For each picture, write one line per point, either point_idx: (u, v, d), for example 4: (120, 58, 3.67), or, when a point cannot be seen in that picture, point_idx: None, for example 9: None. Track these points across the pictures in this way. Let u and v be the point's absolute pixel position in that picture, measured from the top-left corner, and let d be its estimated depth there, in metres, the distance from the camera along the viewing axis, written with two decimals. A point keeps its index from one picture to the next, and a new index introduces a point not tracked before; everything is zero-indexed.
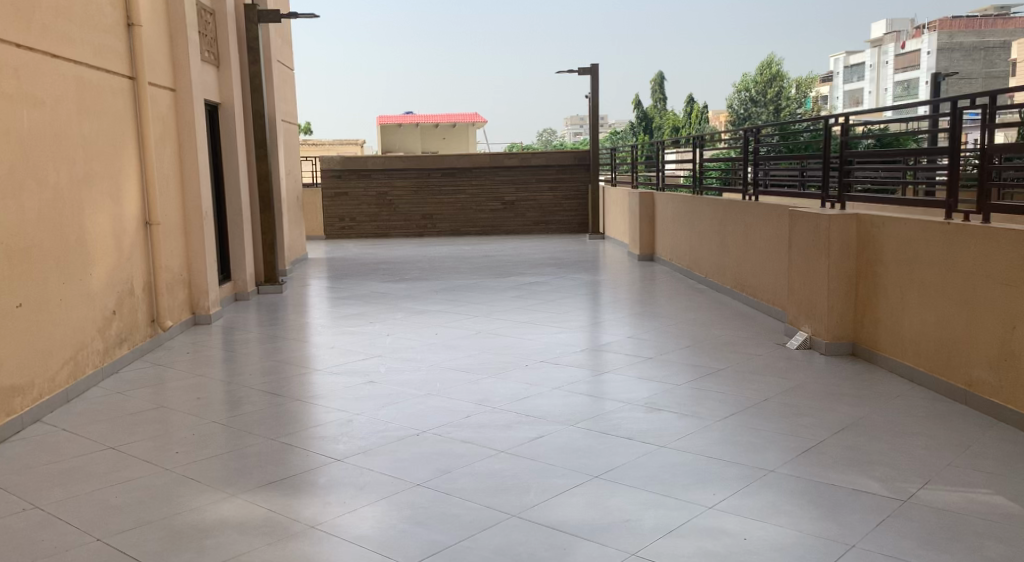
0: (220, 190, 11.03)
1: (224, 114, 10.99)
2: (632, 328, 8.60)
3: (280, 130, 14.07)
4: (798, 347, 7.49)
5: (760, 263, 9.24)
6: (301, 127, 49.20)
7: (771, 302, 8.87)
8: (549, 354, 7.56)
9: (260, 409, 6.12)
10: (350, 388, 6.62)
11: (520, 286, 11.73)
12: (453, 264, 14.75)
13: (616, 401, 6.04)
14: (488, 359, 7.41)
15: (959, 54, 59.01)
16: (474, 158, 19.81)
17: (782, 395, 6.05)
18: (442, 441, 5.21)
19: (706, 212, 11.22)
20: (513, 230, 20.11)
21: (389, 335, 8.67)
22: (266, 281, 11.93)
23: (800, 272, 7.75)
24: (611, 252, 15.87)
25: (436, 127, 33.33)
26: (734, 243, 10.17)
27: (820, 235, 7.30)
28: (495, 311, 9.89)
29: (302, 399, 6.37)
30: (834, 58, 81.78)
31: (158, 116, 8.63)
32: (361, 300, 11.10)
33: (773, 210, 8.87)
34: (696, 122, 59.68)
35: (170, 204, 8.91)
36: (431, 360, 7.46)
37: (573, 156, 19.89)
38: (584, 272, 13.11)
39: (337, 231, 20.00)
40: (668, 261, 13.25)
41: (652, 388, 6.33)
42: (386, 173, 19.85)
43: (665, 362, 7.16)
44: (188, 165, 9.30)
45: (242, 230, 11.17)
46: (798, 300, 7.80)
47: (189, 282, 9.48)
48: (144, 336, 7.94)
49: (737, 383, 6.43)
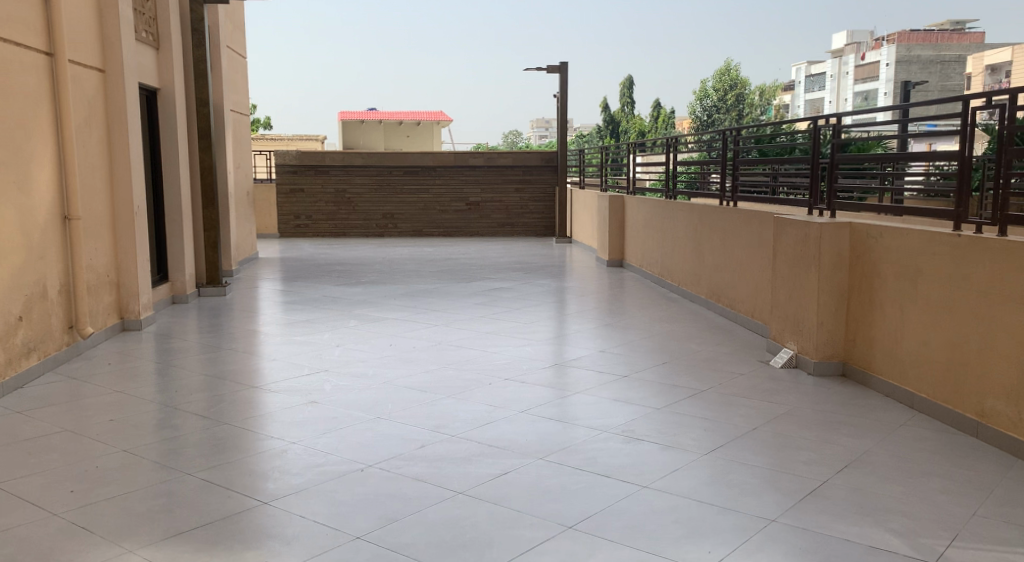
0: (157, 185, 10.22)
1: (162, 101, 10.17)
2: (603, 341, 7.96)
3: (228, 122, 13.24)
4: (783, 366, 6.86)
5: (740, 272, 8.59)
6: (262, 123, 48.07)
7: (752, 315, 8.25)
8: (515, 371, 6.86)
9: (180, 434, 5.37)
10: (287, 410, 5.85)
11: (484, 293, 11.02)
12: (413, 266, 13.99)
13: (591, 428, 5.36)
14: (447, 376, 6.69)
15: (917, 66, 59.66)
16: (438, 156, 19.04)
17: (775, 424, 5.41)
18: (390, 479, 4.50)
19: (680, 217, 10.58)
20: (477, 232, 19.39)
21: (339, 346, 7.90)
22: (207, 282, 11.12)
23: (785, 284, 7.10)
24: (579, 257, 15.22)
25: (400, 124, 32.44)
26: (710, 250, 9.54)
27: (810, 245, 6.65)
28: (456, 319, 9.18)
29: (232, 422, 5.61)
30: (797, 66, 82.20)
31: (83, 99, 7.86)
32: (312, 305, 10.32)
33: (755, 215, 8.22)
34: (662, 127, 59.45)
35: (97, 197, 8.16)
36: (383, 376, 6.74)
37: (541, 156, 19.20)
38: (551, 279, 12.42)
39: (293, 229, 19.13)
40: (639, 268, 12.62)
41: (630, 414, 5.65)
42: (345, 170, 19.05)
43: (641, 381, 6.51)
44: (119, 155, 8.51)
45: (181, 227, 10.37)
46: (782, 314, 7.16)
47: (118, 284, 8.68)
48: (58, 345, 7.28)
49: (724, 407, 5.78)
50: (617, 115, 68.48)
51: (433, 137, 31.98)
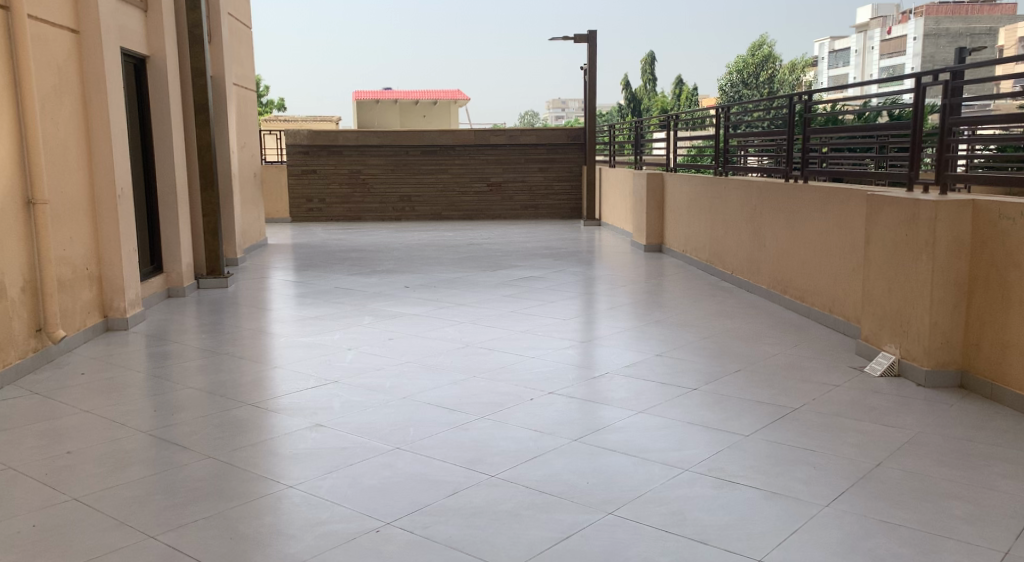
0: (148, 164, 9.15)
1: (152, 71, 9.07)
2: (659, 342, 6.81)
3: (231, 98, 12.08)
4: (883, 374, 5.70)
5: (816, 258, 7.40)
6: (278, 104, 47.05)
7: (833, 310, 7.06)
8: (558, 382, 5.71)
9: (150, 472, 4.28)
10: (284, 437, 4.74)
11: (514, 283, 9.88)
12: (433, 253, 12.85)
13: (667, 465, 4.21)
14: (478, 390, 5.55)
15: (946, 40, 58.15)
16: (457, 135, 17.85)
17: (902, 456, 4.26)
18: (417, 546, 3.42)
19: (736, 195, 9.38)
20: (499, 215, 18.25)
21: (350, 349, 6.78)
22: (208, 274, 10.06)
23: (882, 273, 5.92)
24: (610, 241, 14.09)
25: (416, 103, 31.13)
26: (773, 234, 8.37)
27: (921, 227, 5.47)
28: (485, 315, 8.05)
29: (216, 453, 4.52)
30: (820, 42, 80.32)
31: (50, 63, 6.76)
32: (323, 298, 9.21)
33: (837, 192, 7.03)
34: (686, 104, 58.04)
35: (71, 179, 7.08)
36: (404, 389, 5.61)
37: (567, 133, 17.97)
38: (583, 266, 11.25)
39: (305, 213, 18.04)
40: (682, 253, 11.44)
41: (712, 443, 4.50)
42: (360, 150, 17.89)
43: (716, 395, 5.36)
44: (97, 129, 7.40)
45: (176, 212, 9.28)
46: (877, 311, 5.98)
47: (100, 278, 7.61)
48: (24, 352, 6.23)
49: (827, 432, 4.62)
50: (638, 92, 66.89)
51: (452, 117, 30.90)
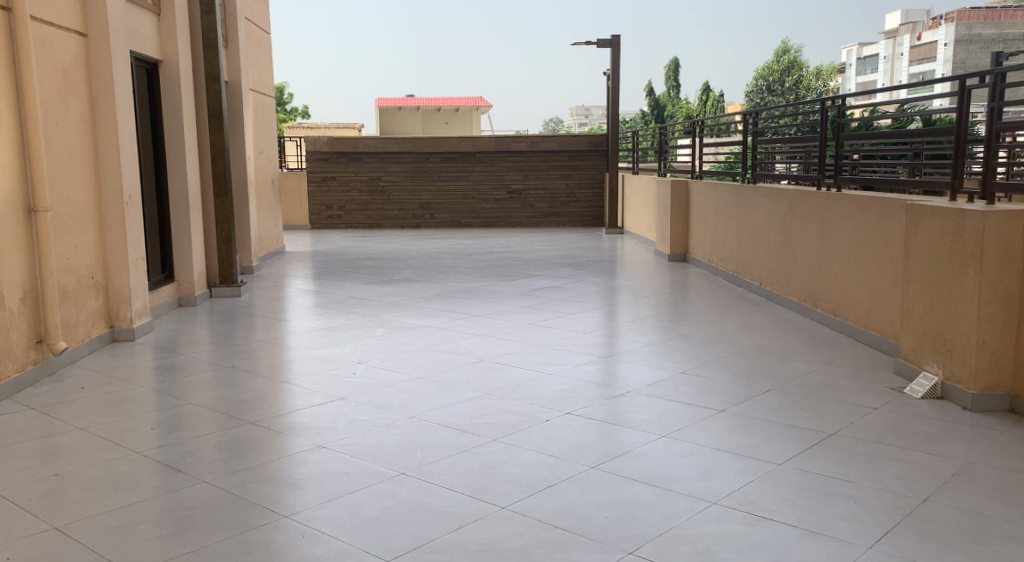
0: (159, 170, 8.95)
1: (165, 75, 8.87)
2: (684, 358, 6.48)
3: (248, 102, 11.86)
4: (924, 397, 5.35)
5: (850, 271, 7.05)
6: (301, 111, 47.02)
7: (869, 325, 6.71)
8: (577, 402, 5.40)
9: (139, 498, 4.01)
10: (283, 460, 4.46)
11: (533, 293, 9.57)
12: (452, 261, 12.58)
13: (694, 498, 3.89)
14: (491, 410, 5.24)
15: (977, 46, 57.36)
16: (478, 142, 17.59)
17: (950, 491, 3.92)
18: None
19: (764, 203, 9.02)
20: (520, 222, 17.97)
21: (360, 363, 6.50)
22: (221, 282, 9.82)
23: (922, 289, 5.58)
24: (632, 249, 13.76)
25: (437, 111, 30.92)
26: (804, 245, 8.01)
27: (967, 240, 5.14)
28: (502, 327, 7.75)
29: (210, 477, 4.25)
30: (848, 48, 79.50)
31: (55, 65, 6.54)
32: (337, 308, 8.95)
33: (874, 201, 6.68)
34: (711, 111, 57.50)
35: (76, 185, 6.86)
36: (413, 407, 5.32)
37: (590, 139, 17.66)
38: (605, 276, 10.93)
39: (324, 220, 17.82)
40: (706, 263, 11.09)
41: (741, 472, 4.18)
42: (380, 156, 17.66)
43: (745, 418, 5.03)
44: (105, 135, 7.18)
45: (188, 219, 9.06)
46: (917, 328, 5.64)
47: (107, 287, 7.38)
48: (22, 364, 6.01)
49: (866, 461, 4.28)
50: (663, 99, 66.41)
51: (474, 123, 30.65)
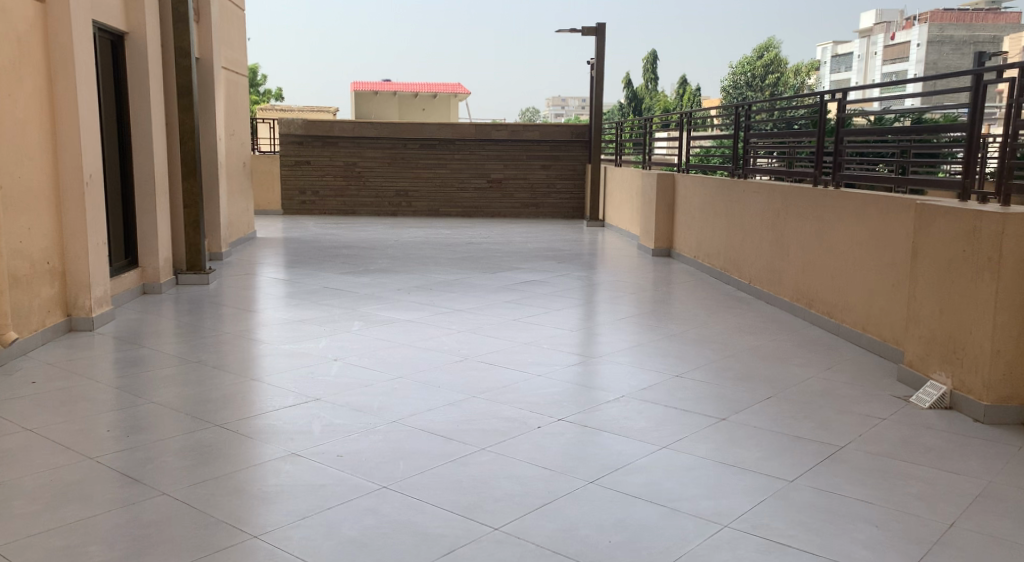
0: (123, 149, 8.48)
1: (131, 49, 8.39)
2: (677, 360, 6.17)
3: (220, 82, 11.39)
4: (933, 407, 5.07)
5: (848, 272, 6.76)
6: (276, 94, 46.22)
7: (869, 328, 6.43)
8: (568, 407, 5.06)
9: (90, 513, 3.65)
10: (250, 469, 4.09)
11: (516, 287, 9.22)
12: (429, 251, 12.19)
13: (702, 520, 3.57)
14: (478, 414, 4.89)
15: (950, 47, 57.51)
16: (457, 129, 17.18)
17: (977, 516, 3.63)
18: None
19: (756, 199, 8.72)
20: (499, 213, 17.61)
21: (335, 360, 6.11)
22: (188, 269, 9.37)
23: (928, 293, 5.30)
24: (614, 243, 13.45)
25: (415, 97, 30.51)
26: (797, 243, 7.73)
27: (982, 242, 4.86)
28: (484, 322, 7.40)
29: (168, 489, 3.87)
30: (824, 46, 79.56)
31: (8, 34, 6.08)
32: (310, 299, 8.55)
33: (876, 199, 6.40)
34: (688, 105, 57.29)
35: (30, 165, 6.41)
36: (393, 411, 4.95)
37: (571, 130, 17.30)
38: (588, 271, 10.61)
39: (297, 206, 17.34)
40: (692, 259, 10.79)
41: (751, 489, 3.87)
42: (356, 141, 17.19)
43: (749, 427, 4.72)
44: (63, 109, 6.73)
45: (154, 202, 8.60)
46: (923, 334, 5.35)
47: (65, 273, 6.94)
48: None
49: (883, 479, 3.99)
50: (640, 92, 66.31)
51: (452, 111, 30.21)
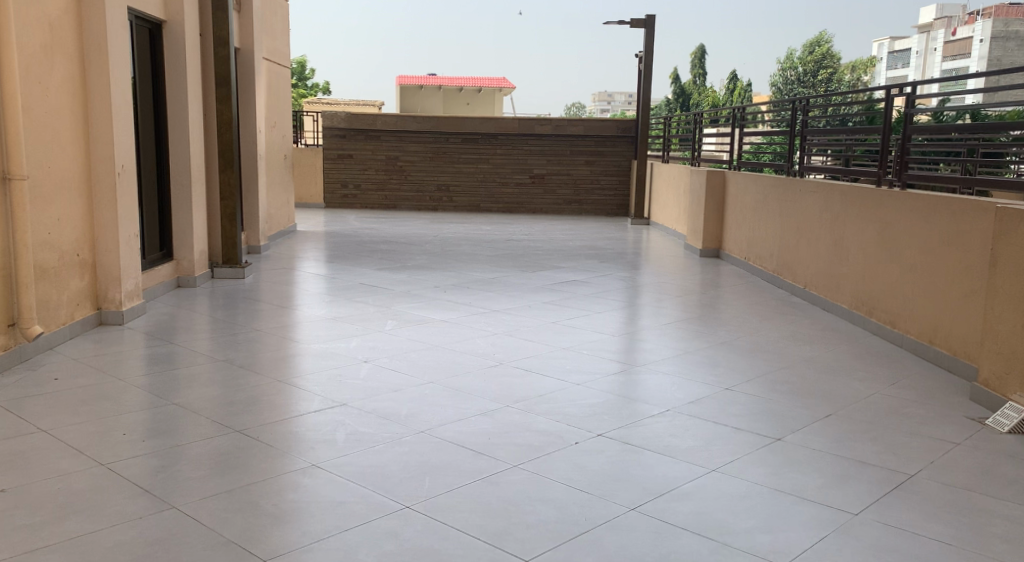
0: (160, 139, 8.30)
1: (168, 37, 8.19)
2: (727, 371, 5.79)
3: (261, 71, 11.17)
4: (1012, 431, 4.64)
5: (914, 279, 6.33)
6: (323, 88, 46.27)
7: (937, 339, 5.99)
8: (609, 421, 4.71)
9: (95, 528, 3.40)
10: (268, 482, 3.81)
11: (557, 287, 8.87)
12: (469, 247, 11.88)
13: (756, 558, 3.23)
14: (512, 427, 4.57)
15: (1015, 43, 55.74)
16: (500, 123, 16.86)
17: None
18: None
19: (813, 199, 8.27)
20: (541, 209, 17.27)
21: (365, 362, 5.83)
22: (223, 262, 9.18)
23: (1008, 305, 4.86)
24: (659, 242, 13.03)
25: (459, 90, 30.27)
26: (858, 247, 7.29)
27: None
28: (522, 324, 7.07)
29: (181, 502, 3.61)
30: (880, 42, 77.77)
31: (40, 18, 5.89)
32: (344, 296, 8.29)
33: (948, 202, 5.95)
34: (738, 101, 56.28)
35: (61, 153, 6.23)
36: (421, 420, 4.65)
37: (617, 125, 16.89)
38: (632, 271, 10.23)
39: (339, 200, 17.17)
40: (742, 261, 10.36)
41: (810, 522, 3.51)
42: (398, 135, 16.95)
43: (807, 449, 4.34)
44: (96, 97, 6.53)
45: (189, 194, 8.41)
46: (1002, 351, 4.92)
47: (95, 266, 6.75)
48: None
49: (960, 516, 3.59)
50: (689, 88, 65.42)
51: (497, 105, 29.87)
